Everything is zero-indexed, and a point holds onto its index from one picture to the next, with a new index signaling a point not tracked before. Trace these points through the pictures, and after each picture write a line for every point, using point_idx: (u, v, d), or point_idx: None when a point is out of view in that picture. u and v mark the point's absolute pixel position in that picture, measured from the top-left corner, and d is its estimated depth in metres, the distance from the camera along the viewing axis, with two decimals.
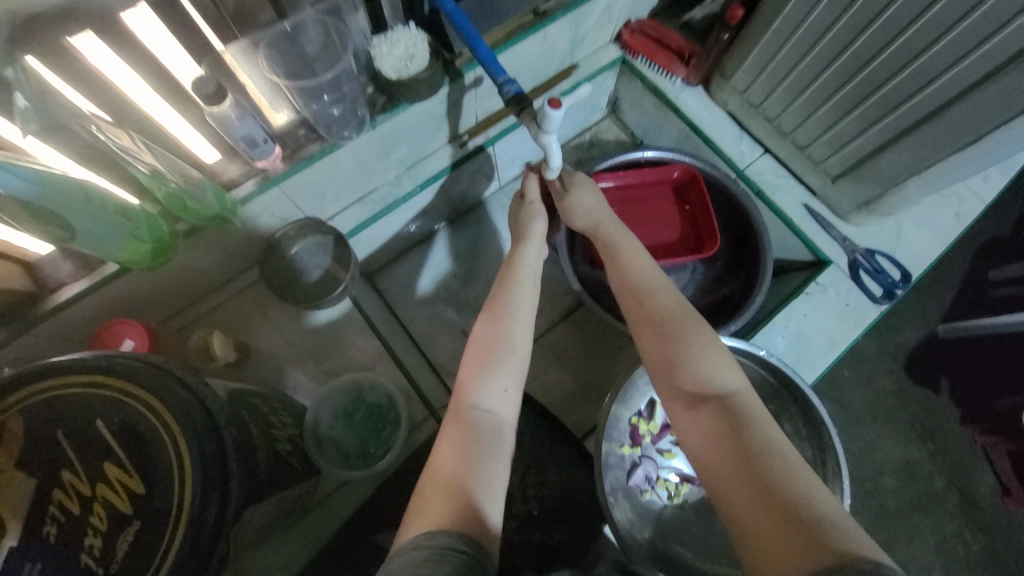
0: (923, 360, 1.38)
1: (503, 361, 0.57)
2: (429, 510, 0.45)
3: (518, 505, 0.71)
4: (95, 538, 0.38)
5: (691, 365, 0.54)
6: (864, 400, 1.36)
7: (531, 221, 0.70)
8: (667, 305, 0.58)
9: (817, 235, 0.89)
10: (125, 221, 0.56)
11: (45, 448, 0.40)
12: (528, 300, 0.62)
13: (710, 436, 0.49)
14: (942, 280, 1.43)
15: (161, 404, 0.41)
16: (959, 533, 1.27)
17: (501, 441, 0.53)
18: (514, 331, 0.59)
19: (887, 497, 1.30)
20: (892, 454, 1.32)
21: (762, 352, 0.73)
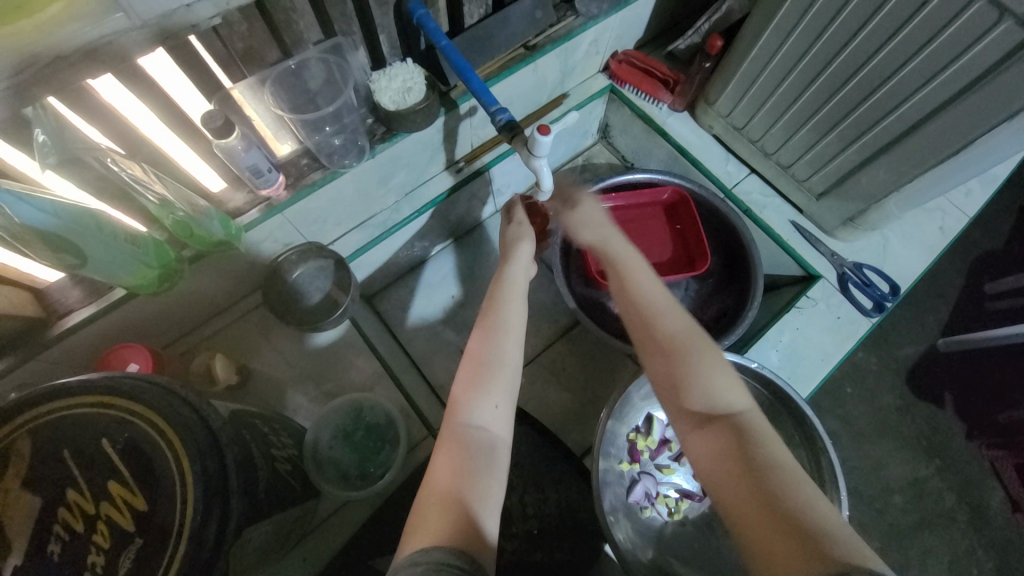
0: (924, 375, 1.38)
1: (494, 378, 0.57)
2: (432, 527, 0.44)
3: (517, 523, 0.70)
4: (99, 555, 0.39)
5: (695, 383, 0.52)
6: (868, 417, 1.35)
7: (518, 241, 0.71)
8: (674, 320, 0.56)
9: (805, 251, 0.91)
10: (133, 248, 0.58)
11: (52, 467, 0.41)
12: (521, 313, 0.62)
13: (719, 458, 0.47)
14: (938, 295, 1.45)
15: (165, 423, 0.42)
16: (972, 551, 1.24)
17: (493, 456, 0.53)
18: (505, 348, 0.59)
19: (897, 516, 1.27)
20: (899, 470, 1.31)
21: (755, 365, 0.74)
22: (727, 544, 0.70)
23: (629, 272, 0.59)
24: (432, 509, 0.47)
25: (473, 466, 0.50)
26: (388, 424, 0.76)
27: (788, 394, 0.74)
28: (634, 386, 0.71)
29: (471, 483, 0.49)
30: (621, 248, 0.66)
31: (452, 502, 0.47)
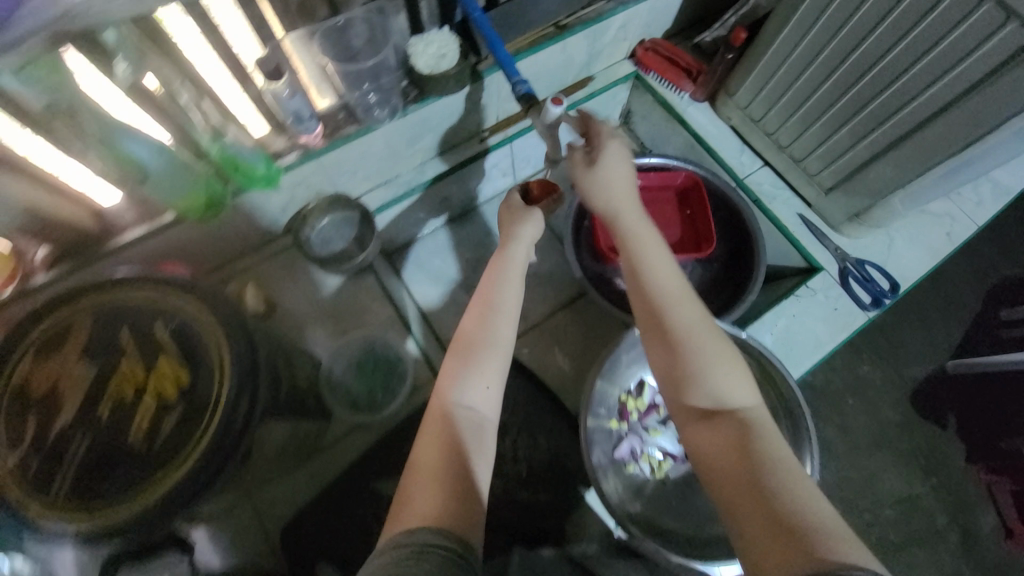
0: (929, 395, 1.39)
1: (484, 360, 0.60)
2: (416, 511, 0.49)
3: (508, 465, 0.77)
4: (144, 419, 0.45)
5: (701, 381, 0.55)
6: (867, 430, 1.36)
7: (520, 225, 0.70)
8: (688, 314, 0.58)
9: (809, 243, 0.94)
10: (187, 173, 0.67)
11: (109, 342, 0.47)
12: (513, 299, 0.65)
13: (722, 454, 0.51)
14: (951, 317, 1.45)
15: (211, 314, 0.48)
16: (959, 571, 1.26)
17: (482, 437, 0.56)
18: (496, 329, 0.62)
19: (886, 529, 1.29)
20: (893, 485, 1.32)
21: (743, 335, 0.79)
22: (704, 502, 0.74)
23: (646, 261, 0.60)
24: (429, 486, 0.51)
25: (453, 455, 0.54)
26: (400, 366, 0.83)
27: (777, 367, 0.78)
28: (625, 344, 0.75)
29: (461, 462, 0.53)
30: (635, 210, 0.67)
31: (446, 478, 0.52)
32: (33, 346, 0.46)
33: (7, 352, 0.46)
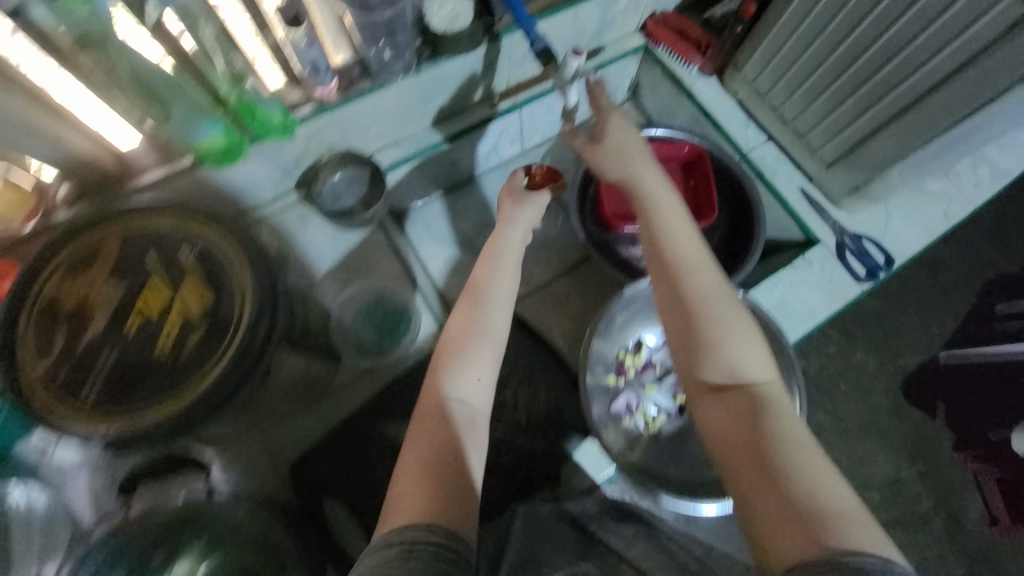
0: (921, 384, 1.41)
1: (475, 350, 0.61)
2: (409, 505, 0.51)
3: (509, 413, 0.85)
4: (171, 333, 0.50)
5: (718, 357, 0.57)
6: (859, 417, 1.39)
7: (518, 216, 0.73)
8: (706, 292, 0.60)
9: (808, 215, 0.95)
10: (206, 115, 0.69)
11: (139, 265, 0.52)
12: (506, 287, 0.67)
13: (736, 428, 0.54)
14: (948, 308, 1.47)
15: (232, 245, 0.53)
16: (942, 554, 1.31)
17: (474, 427, 0.58)
18: (490, 319, 0.64)
19: (873, 511, 1.33)
20: (882, 470, 1.36)
21: (740, 293, 0.80)
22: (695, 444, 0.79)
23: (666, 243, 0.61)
24: (424, 473, 0.53)
25: (443, 446, 0.56)
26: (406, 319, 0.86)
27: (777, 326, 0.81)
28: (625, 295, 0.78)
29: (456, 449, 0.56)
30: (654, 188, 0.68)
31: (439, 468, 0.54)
32: (67, 264, 0.51)
33: (37, 268, 0.51)
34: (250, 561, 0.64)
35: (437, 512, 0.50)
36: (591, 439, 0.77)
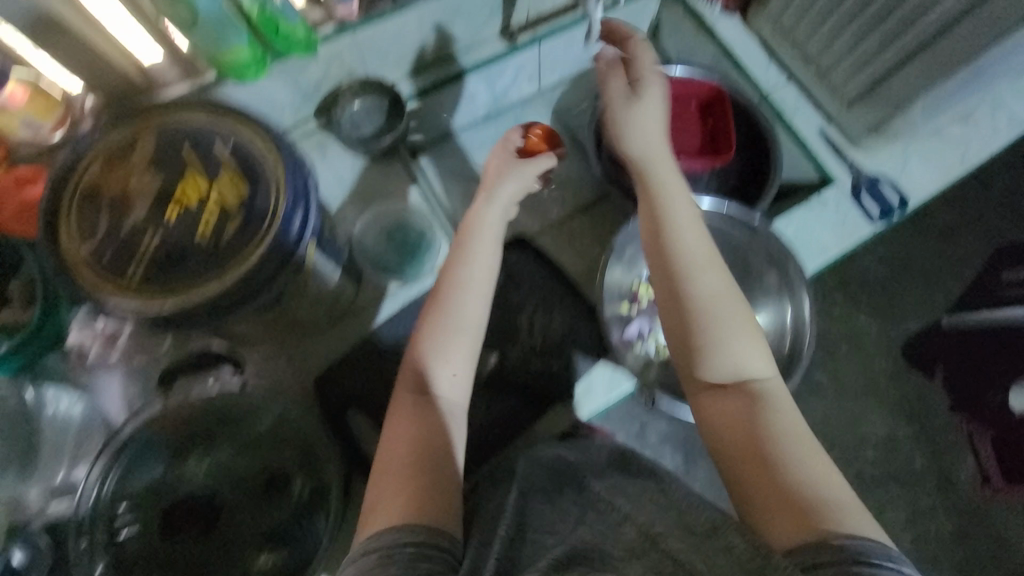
0: (922, 348, 1.43)
1: (450, 345, 0.64)
2: (388, 506, 0.55)
3: (523, 335, 0.83)
4: (208, 224, 0.50)
5: (720, 355, 0.60)
6: (858, 377, 1.42)
7: (495, 190, 0.74)
8: (708, 290, 0.63)
9: (826, 157, 0.95)
10: (233, 26, 0.67)
11: (174, 157, 0.52)
12: (485, 276, 0.69)
13: (738, 419, 0.58)
14: (954, 274, 1.47)
15: (267, 138, 0.52)
16: (933, 509, 1.34)
17: (453, 419, 0.62)
18: (466, 310, 0.66)
19: (866, 468, 1.37)
20: (877, 428, 1.39)
21: (757, 219, 0.78)
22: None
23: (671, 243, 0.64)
24: (398, 474, 0.57)
25: (426, 439, 0.60)
26: (426, 245, 0.85)
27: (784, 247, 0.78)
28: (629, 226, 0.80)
29: (443, 440, 0.60)
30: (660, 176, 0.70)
31: (426, 462, 0.59)
32: (106, 154, 0.51)
33: (80, 158, 0.51)
34: (286, 459, 0.67)
35: (422, 514, 0.54)
36: (602, 363, 0.79)
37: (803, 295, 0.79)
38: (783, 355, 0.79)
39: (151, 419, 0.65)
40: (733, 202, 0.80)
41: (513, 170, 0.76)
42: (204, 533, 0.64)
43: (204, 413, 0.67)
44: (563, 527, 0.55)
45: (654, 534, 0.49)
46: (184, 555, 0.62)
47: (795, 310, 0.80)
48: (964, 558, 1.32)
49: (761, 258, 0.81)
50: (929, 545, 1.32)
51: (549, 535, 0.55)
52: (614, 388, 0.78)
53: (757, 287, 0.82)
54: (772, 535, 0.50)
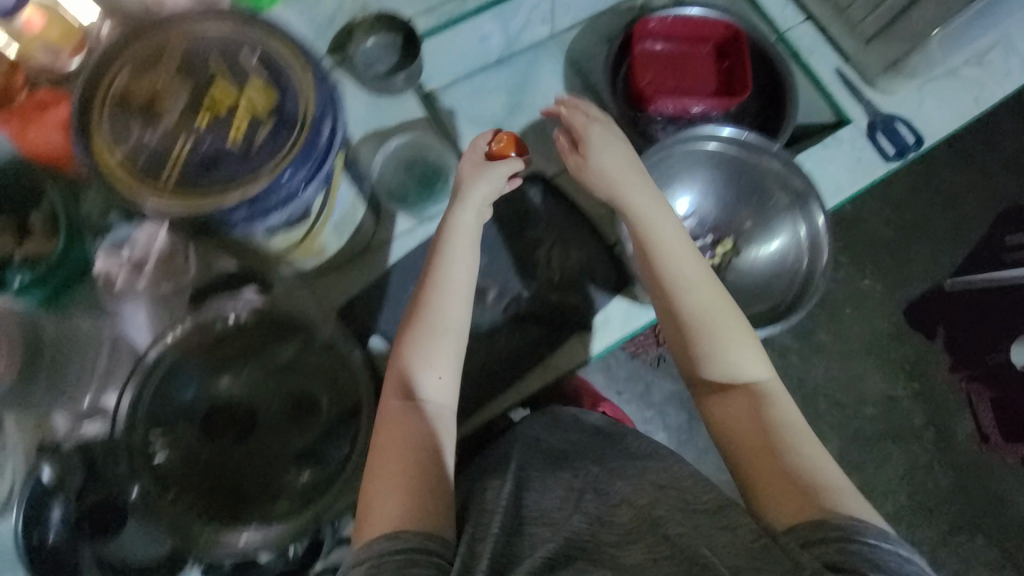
0: (924, 310, 1.43)
1: (433, 349, 0.66)
2: (385, 512, 0.56)
3: (540, 271, 0.83)
4: (238, 132, 0.50)
5: (718, 362, 0.66)
6: (861, 338, 1.42)
7: (469, 190, 0.73)
8: (702, 300, 0.68)
9: (843, 97, 0.95)
10: None
11: (202, 68, 0.52)
12: (464, 280, 0.69)
13: (743, 420, 0.63)
14: (955, 239, 1.47)
15: (293, 48, 0.52)
16: (929, 465, 1.36)
17: (443, 419, 0.64)
18: (446, 315, 0.67)
19: (865, 425, 1.38)
20: (877, 387, 1.40)
21: (776, 147, 0.76)
22: (725, 287, 0.78)
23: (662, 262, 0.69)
24: (394, 479, 0.59)
25: (415, 443, 0.61)
26: (443, 180, 0.84)
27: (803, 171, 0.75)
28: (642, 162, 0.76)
29: (431, 443, 0.62)
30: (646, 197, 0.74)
31: (417, 467, 0.60)
32: (133, 63, 0.52)
33: (106, 61, 0.51)
34: (316, 389, 0.68)
35: (416, 518, 0.56)
36: (619, 296, 0.81)
37: (817, 211, 0.76)
38: (800, 275, 0.78)
39: (179, 342, 0.64)
40: (751, 131, 0.76)
41: (484, 174, 0.75)
42: (237, 453, 0.65)
43: (234, 341, 0.67)
44: (560, 517, 0.61)
45: (655, 516, 0.58)
46: (219, 470, 0.64)
47: (810, 228, 0.77)
48: (958, 513, 1.34)
49: (780, 184, 0.78)
50: (924, 501, 1.34)
51: (547, 526, 0.60)
52: (630, 321, 0.81)
53: (770, 208, 0.81)
54: (774, 520, 0.56)
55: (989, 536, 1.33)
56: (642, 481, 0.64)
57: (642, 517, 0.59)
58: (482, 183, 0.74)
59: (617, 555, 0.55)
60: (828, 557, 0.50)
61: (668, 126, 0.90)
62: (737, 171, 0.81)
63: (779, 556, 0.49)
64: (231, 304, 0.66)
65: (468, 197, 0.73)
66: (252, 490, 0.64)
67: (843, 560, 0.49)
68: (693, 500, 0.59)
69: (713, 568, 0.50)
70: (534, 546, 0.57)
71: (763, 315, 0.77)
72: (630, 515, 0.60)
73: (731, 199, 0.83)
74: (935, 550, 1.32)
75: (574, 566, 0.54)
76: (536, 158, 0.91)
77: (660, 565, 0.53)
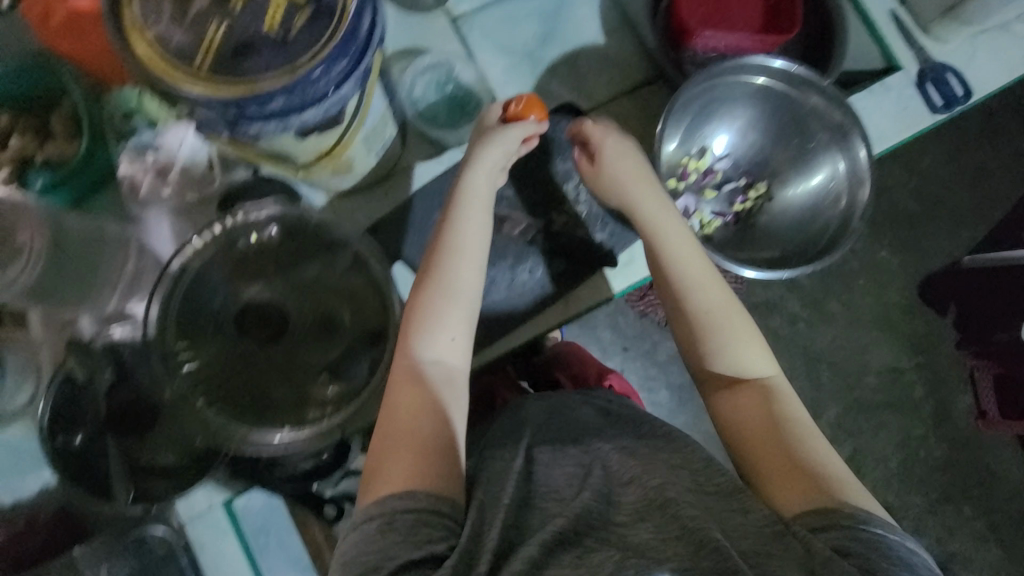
0: (940, 284, 1.37)
1: (445, 311, 0.62)
2: (398, 469, 0.53)
3: (568, 205, 0.82)
4: (273, 17, 0.47)
5: (727, 356, 0.65)
6: (871, 308, 1.37)
7: (480, 149, 0.68)
8: (712, 301, 0.67)
9: (895, 42, 0.90)
10: None
11: None
12: (478, 241, 0.66)
13: (750, 415, 0.61)
14: (983, 211, 1.40)
15: None
16: (925, 436, 1.34)
17: (453, 384, 0.61)
18: (460, 277, 0.64)
19: (866, 394, 1.36)
20: (882, 358, 1.37)
21: (824, 82, 0.73)
22: (757, 231, 0.82)
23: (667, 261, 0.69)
24: (405, 439, 0.56)
25: (425, 409, 0.58)
26: (474, 102, 0.83)
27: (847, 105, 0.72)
28: (680, 98, 0.74)
29: (438, 408, 0.58)
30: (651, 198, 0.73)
31: (424, 436, 0.56)
32: None
33: None
34: (339, 304, 0.68)
35: (426, 480, 0.53)
36: None
37: (858, 143, 0.74)
38: (840, 211, 0.75)
39: (204, 248, 0.63)
40: (798, 65, 0.73)
41: (493, 138, 0.69)
42: (261, 362, 0.65)
43: (260, 253, 0.67)
44: (570, 492, 0.55)
45: (665, 498, 0.53)
46: (245, 377, 0.64)
47: (851, 162, 0.75)
48: (948, 484, 1.33)
49: (820, 119, 0.76)
50: (916, 470, 1.33)
51: (555, 502, 0.55)
52: None
53: (809, 148, 0.80)
54: (784, 508, 0.54)
55: (977, 508, 1.33)
56: (655, 459, 0.58)
57: (652, 497, 0.53)
58: (495, 146, 0.69)
59: (627, 534, 0.50)
60: (840, 547, 0.48)
61: (705, 66, 0.84)
62: (778, 107, 0.79)
63: (793, 544, 0.49)
64: (250, 207, 0.65)
65: (483, 155, 0.68)
66: (279, 396, 0.64)
67: (854, 550, 0.48)
68: (708, 482, 0.55)
69: (725, 552, 0.47)
70: (544, 521, 0.52)
71: (795, 251, 0.77)
72: (639, 495, 0.54)
73: (769, 137, 0.82)
74: (921, 521, 1.31)
75: (583, 544, 0.49)
76: (568, 90, 0.87)
77: (668, 545, 0.49)
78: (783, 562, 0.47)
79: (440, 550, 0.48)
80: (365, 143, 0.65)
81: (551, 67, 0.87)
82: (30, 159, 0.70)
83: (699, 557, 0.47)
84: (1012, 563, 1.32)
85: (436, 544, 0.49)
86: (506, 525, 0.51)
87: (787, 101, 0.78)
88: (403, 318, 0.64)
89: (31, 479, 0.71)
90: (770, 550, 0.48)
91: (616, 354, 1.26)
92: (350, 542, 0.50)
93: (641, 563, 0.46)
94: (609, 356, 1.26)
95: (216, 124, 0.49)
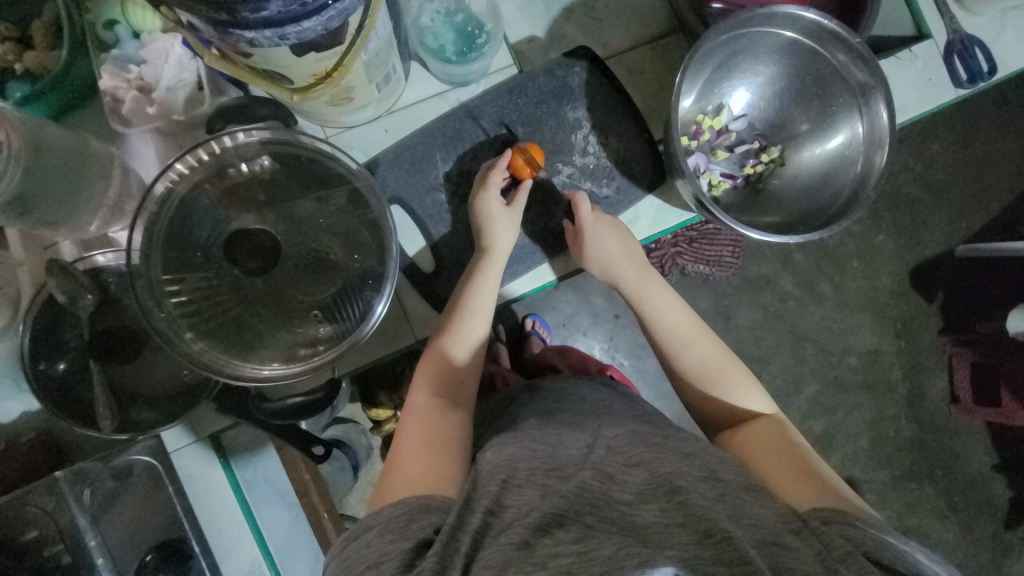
0: (932, 272, 1.38)
1: (452, 362, 0.67)
2: (397, 487, 0.52)
3: (577, 156, 0.79)
4: None
5: (727, 399, 0.69)
6: (860, 291, 1.38)
7: (494, 225, 0.72)
8: (704, 356, 0.71)
9: (928, 7, 0.86)
10: None
11: None
12: (487, 297, 0.70)
13: (763, 442, 0.62)
14: (983, 203, 1.38)
15: None
16: (896, 417, 1.38)
17: (460, 423, 0.61)
18: (469, 330, 0.69)
19: (845, 373, 1.38)
20: (865, 340, 1.38)
21: (857, 39, 0.69)
22: (777, 205, 0.79)
23: (658, 321, 0.74)
24: (410, 463, 0.55)
25: (433, 436, 0.59)
26: (483, 34, 0.78)
27: (874, 65, 0.69)
28: (701, 50, 0.70)
29: (445, 439, 0.58)
30: (640, 270, 0.77)
31: (432, 453, 0.56)
32: None
33: None
34: (333, 242, 0.64)
35: (427, 486, 0.51)
36: (650, 197, 0.80)
37: (881, 104, 0.71)
38: (854, 176, 0.73)
39: (192, 174, 0.61)
40: (829, 18, 0.69)
41: (506, 214, 0.73)
42: (249, 301, 0.61)
43: (252, 184, 0.63)
44: (570, 469, 0.50)
45: (674, 484, 0.47)
46: (234, 315, 0.61)
47: (872, 126, 0.72)
48: (912, 462, 1.38)
49: (843, 79, 0.73)
50: (884, 448, 1.38)
51: (555, 478, 0.49)
52: (658, 222, 0.81)
53: (830, 111, 0.76)
54: (797, 504, 0.52)
55: (938, 487, 1.38)
56: (667, 448, 0.53)
57: (659, 483, 0.48)
58: (508, 234, 0.72)
59: (629, 513, 0.45)
60: (852, 538, 0.46)
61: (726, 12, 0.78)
62: (800, 66, 0.76)
63: (811, 538, 0.45)
64: (238, 130, 0.60)
65: (498, 244, 0.72)
66: (269, 333, 0.62)
67: (868, 542, 0.45)
68: (716, 473, 0.51)
69: (734, 543, 0.40)
70: (543, 497, 0.47)
71: (802, 218, 0.76)
72: (646, 477, 0.49)
73: (789, 97, 0.79)
74: (882, 495, 1.36)
75: (583, 523, 0.44)
76: (583, 35, 0.82)
77: (673, 533, 0.42)
78: (800, 555, 0.42)
79: (429, 534, 0.45)
80: (365, 68, 0.61)
81: (566, 8, 0.82)
82: (9, 69, 0.65)
83: (703, 546, 0.41)
84: (966, 541, 1.38)
85: (425, 531, 0.46)
86: (487, 510, 0.46)
87: (813, 60, 0.74)
88: (418, 361, 0.68)
89: (11, 405, 0.70)
90: (785, 542, 0.43)
91: (608, 320, 1.25)
92: (346, 552, 0.46)
93: (645, 553, 0.40)
94: (601, 322, 1.25)
95: (204, 29, 0.45)
